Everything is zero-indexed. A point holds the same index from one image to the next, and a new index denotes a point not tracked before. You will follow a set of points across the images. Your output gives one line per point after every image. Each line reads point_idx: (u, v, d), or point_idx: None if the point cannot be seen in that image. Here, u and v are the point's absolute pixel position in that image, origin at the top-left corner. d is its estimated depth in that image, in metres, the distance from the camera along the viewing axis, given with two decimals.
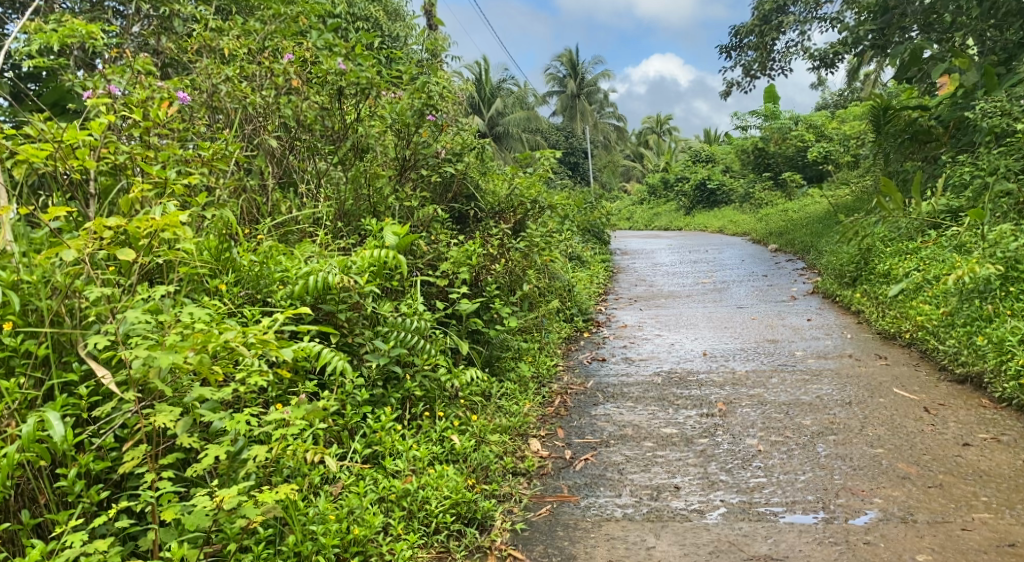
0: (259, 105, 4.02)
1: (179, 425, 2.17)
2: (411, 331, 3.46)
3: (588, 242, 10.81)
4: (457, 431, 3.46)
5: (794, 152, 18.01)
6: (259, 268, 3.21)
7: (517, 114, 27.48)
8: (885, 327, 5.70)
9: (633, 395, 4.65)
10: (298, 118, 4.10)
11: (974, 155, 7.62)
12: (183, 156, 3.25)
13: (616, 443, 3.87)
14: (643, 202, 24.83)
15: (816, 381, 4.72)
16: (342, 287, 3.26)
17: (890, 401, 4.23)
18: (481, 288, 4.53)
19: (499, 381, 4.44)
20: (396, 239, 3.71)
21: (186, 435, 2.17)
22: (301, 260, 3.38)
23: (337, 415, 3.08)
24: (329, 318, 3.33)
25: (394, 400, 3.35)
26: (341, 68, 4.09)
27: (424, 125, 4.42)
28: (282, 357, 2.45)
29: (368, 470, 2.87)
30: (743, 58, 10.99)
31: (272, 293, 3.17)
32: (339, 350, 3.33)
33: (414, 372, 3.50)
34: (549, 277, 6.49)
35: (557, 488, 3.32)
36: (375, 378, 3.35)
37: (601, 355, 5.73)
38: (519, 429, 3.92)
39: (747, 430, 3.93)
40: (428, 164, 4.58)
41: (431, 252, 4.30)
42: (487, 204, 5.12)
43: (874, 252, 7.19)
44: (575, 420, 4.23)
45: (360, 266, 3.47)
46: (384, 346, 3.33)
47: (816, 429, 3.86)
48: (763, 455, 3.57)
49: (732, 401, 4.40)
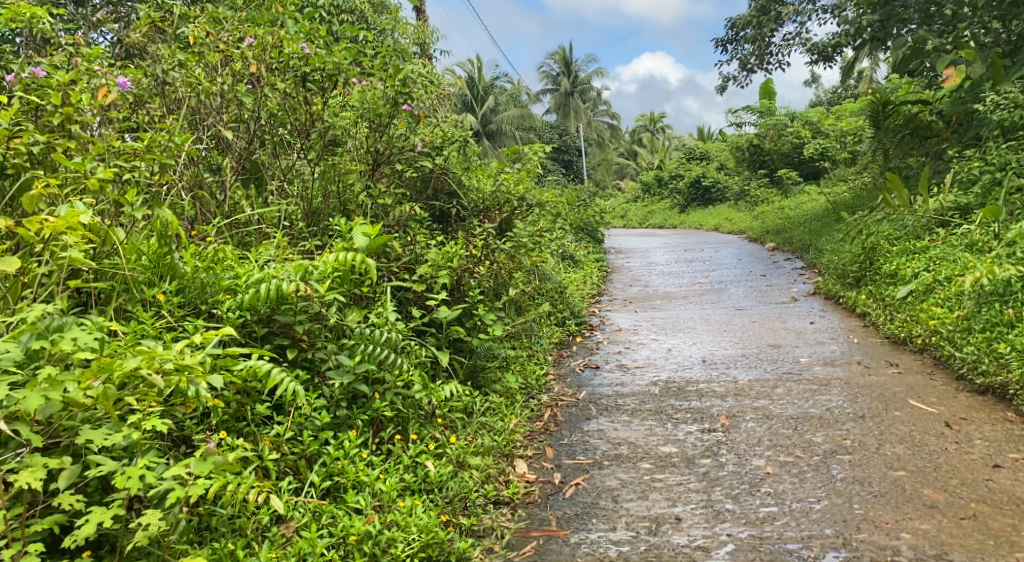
0: (216, 93, 3.69)
1: (61, 479, 1.89)
2: (379, 343, 3.12)
3: (581, 241, 10.41)
4: (433, 456, 3.13)
5: (790, 149, 17.71)
6: (206, 275, 2.89)
7: (509, 112, 27.10)
8: (895, 331, 5.36)
9: (628, 408, 4.30)
10: (260, 107, 3.74)
11: (981, 151, 7.31)
12: (118, 148, 2.96)
13: (610, 465, 3.52)
14: (638, 200, 24.46)
15: (825, 391, 4.38)
16: (300, 297, 2.92)
17: (907, 414, 3.89)
18: (463, 294, 4.18)
19: (483, 395, 4.09)
20: (366, 241, 3.38)
21: (70, 491, 1.90)
22: (256, 264, 3.04)
23: (294, 442, 2.76)
24: (286, 332, 2.99)
25: (361, 423, 2.99)
26: (304, 52, 3.65)
27: (399, 117, 4.00)
28: (212, 384, 2.21)
29: (326, 508, 2.56)
30: (739, 52, 10.67)
31: (219, 303, 2.84)
32: (299, 367, 2.99)
33: (385, 390, 3.16)
34: (540, 279, 6.15)
35: (544, 521, 3.00)
36: (339, 398, 3.00)
37: (595, 362, 5.38)
38: (503, 449, 3.58)
39: (752, 449, 3.58)
40: (403, 157, 4.20)
41: (407, 254, 3.94)
42: (470, 201, 4.75)
43: (879, 251, 6.79)
44: (566, 437, 3.88)
45: (322, 272, 3.11)
46: (348, 362, 2.98)
47: (828, 448, 3.51)
48: (771, 479, 3.22)
49: (736, 415, 4.06)
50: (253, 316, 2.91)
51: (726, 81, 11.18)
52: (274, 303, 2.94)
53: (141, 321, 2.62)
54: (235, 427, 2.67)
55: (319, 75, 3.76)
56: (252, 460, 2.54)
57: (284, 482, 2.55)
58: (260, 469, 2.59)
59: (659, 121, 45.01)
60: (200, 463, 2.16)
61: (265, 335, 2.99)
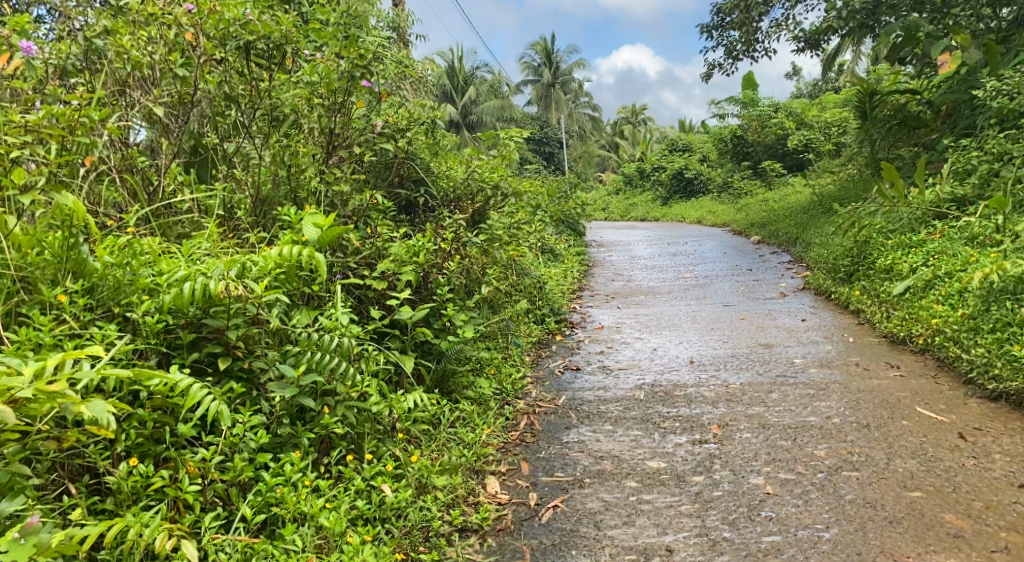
0: (145, 65, 3.25)
1: None
2: (328, 350, 2.72)
3: (561, 234, 10.06)
4: (389, 479, 2.76)
5: (774, 141, 17.44)
6: (121, 271, 2.44)
7: (490, 102, 26.60)
8: (893, 330, 5.06)
9: (611, 415, 3.94)
10: (197, 79, 3.33)
11: (976, 141, 7.06)
12: (16, 122, 2.54)
13: (592, 483, 3.15)
14: (619, 192, 24.09)
15: (824, 397, 4.05)
16: (232, 296, 2.52)
17: (915, 424, 3.57)
18: (430, 292, 3.78)
19: (451, 403, 3.71)
20: (316, 232, 3.05)
21: None
22: (183, 259, 2.62)
23: (224, 467, 2.35)
24: (218, 337, 2.57)
25: (306, 442, 2.60)
26: (246, 18, 3.31)
27: (357, 93, 3.60)
28: (92, 410, 1.89)
29: (257, 547, 2.17)
30: (725, 38, 10.33)
31: (134, 305, 2.40)
32: (234, 379, 2.58)
33: (336, 403, 2.77)
34: (517, 273, 5.78)
35: (517, 553, 2.65)
36: (281, 414, 2.61)
37: (575, 363, 5.01)
38: (473, 465, 3.21)
39: (749, 463, 3.23)
40: (363, 139, 3.79)
41: (366, 247, 3.52)
42: (440, 190, 4.36)
43: (872, 244, 6.50)
44: (543, 450, 3.51)
45: (262, 269, 2.73)
46: (292, 373, 2.58)
47: (832, 463, 3.18)
48: (772, 501, 2.87)
49: (728, 424, 3.71)
50: (178, 319, 2.50)
51: (711, 68, 10.84)
52: (202, 303, 2.52)
53: (34, 326, 2.22)
54: (152, 451, 2.25)
55: (264, 47, 3.44)
56: (169, 493, 2.13)
57: (206, 519, 2.15)
58: (180, 503, 2.19)
59: (640, 113, 44.75)
60: (14, 547, 1.74)
61: (194, 341, 2.57)
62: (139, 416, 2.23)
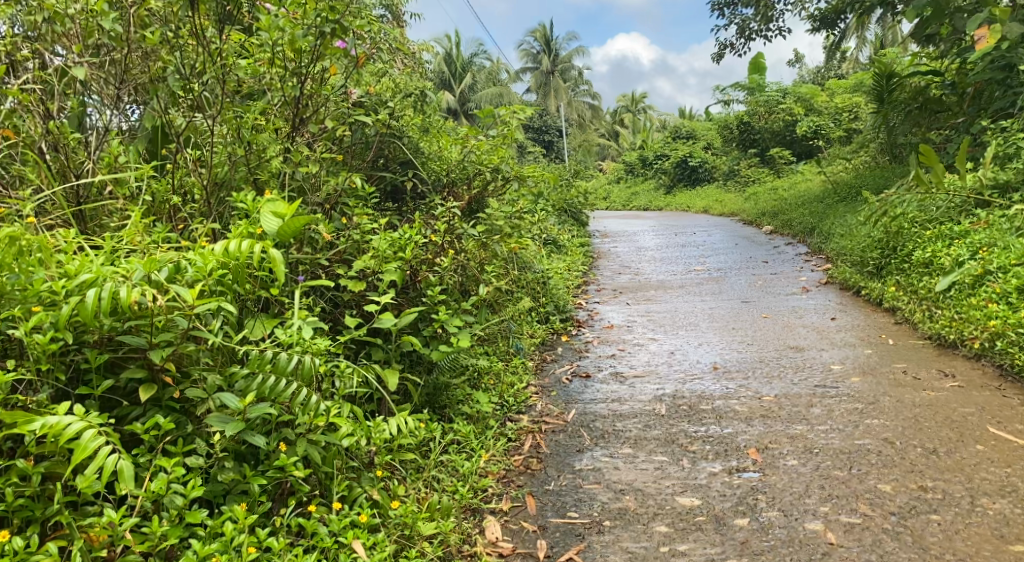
0: (66, 18, 2.72)
1: None
2: (287, 374, 2.15)
3: (565, 224, 9.49)
4: (363, 532, 2.21)
5: (783, 127, 16.66)
6: (5, 274, 1.90)
7: (488, 89, 25.92)
8: (940, 332, 4.49)
9: (631, 435, 3.38)
10: (134, 37, 2.77)
11: (1017, 123, 6.46)
12: None
13: (614, 527, 2.59)
14: (620, 180, 23.48)
15: (875, 412, 3.50)
16: (153, 308, 1.95)
17: (993, 450, 3.01)
18: (418, 293, 3.20)
19: (443, 423, 3.16)
20: (276, 223, 2.47)
21: None
22: (97, 257, 2.06)
23: (140, 533, 1.80)
24: (142, 358, 2.02)
25: (257, 490, 2.06)
26: None
27: (329, 57, 3.02)
28: None
29: None
30: (737, 15, 9.73)
31: (19, 320, 1.86)
32: (163, 412, 2.04)
33: (296, 438, 2.21)
34: (519, 267, 5.25)
35: None
36: (223, 456, 2.06)
37: (584, 369, 4.44)
38: (469, 504, 2.66)
39: (803, 500, 2.69)
40: (337, 112, 3.25)
41: (340, 240, 2.97)
42: (429, 173, 3.87)
43: (906, 235, 5.93)
44: (553, 481, 2.95)
45: (200, 271, 2.15)
46: (234, 404, 2.02)
47: (905, 500, 2.63)
48: (839, 556, 2.34)
49: (769, 446, 3.17)
50: (86, 337, 1.95)
51: (722, 48, 10.23)
52: (116, 315, 1.97)
53: None
54: (38, 515, 1.72)
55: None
56: None
57: None
58: None
59: (641, 102, 44.05)
60: None
61: (111, 364, 2.03)
62: (19, 469, 1.71)
